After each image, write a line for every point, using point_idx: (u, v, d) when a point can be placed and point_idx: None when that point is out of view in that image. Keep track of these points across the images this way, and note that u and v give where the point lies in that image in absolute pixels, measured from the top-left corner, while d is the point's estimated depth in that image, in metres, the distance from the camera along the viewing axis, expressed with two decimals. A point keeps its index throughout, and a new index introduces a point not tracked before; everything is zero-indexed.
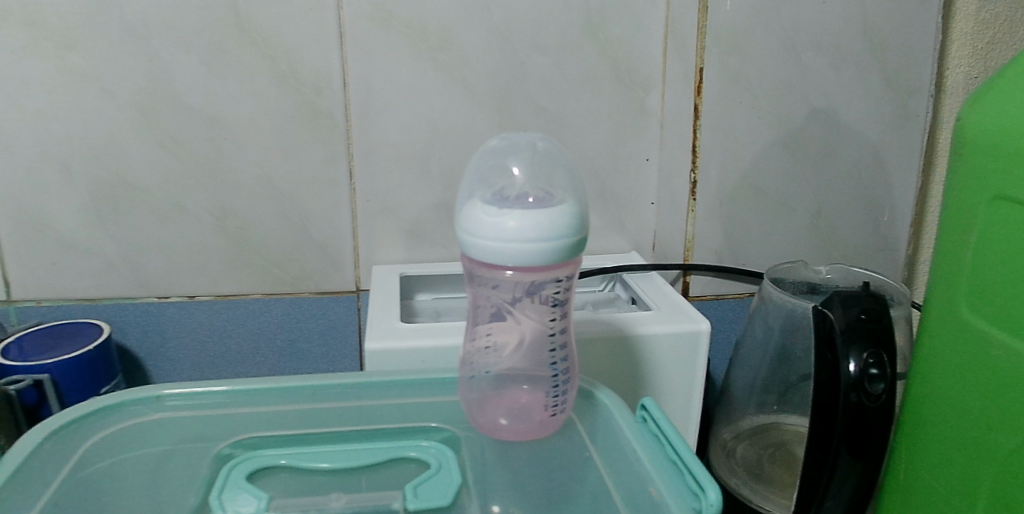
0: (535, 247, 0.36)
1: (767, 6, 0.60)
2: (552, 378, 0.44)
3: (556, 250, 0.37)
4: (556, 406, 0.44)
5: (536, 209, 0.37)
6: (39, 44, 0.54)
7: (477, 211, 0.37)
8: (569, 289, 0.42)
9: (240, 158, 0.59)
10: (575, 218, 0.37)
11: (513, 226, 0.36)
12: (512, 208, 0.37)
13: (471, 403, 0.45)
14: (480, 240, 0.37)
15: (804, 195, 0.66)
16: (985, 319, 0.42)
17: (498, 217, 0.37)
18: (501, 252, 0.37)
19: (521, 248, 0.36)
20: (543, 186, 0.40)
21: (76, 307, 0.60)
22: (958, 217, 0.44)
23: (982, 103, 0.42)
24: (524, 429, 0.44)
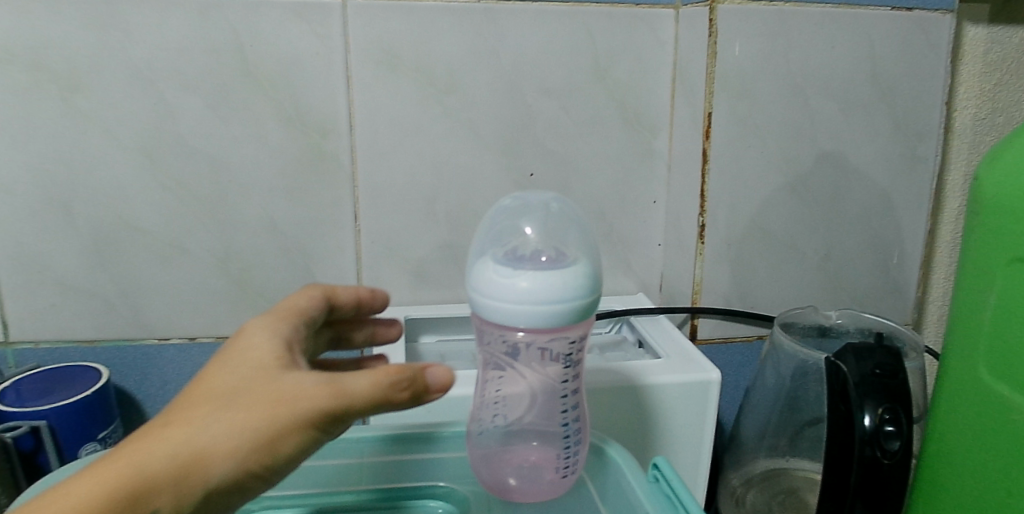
0: (549, 310, 0.35)
1: (775, 50, 0.60)
2: (564, 436, 0.43)
3: (570, 311, 0.36)
4: (567, 467, 0.43)
5: (549, 268, 0.36)
6: (44, 87, 0.53)
7: (489, 271, 0.37)
8: (581, 349, 0.42)
9: (244, 200, 0.58)
10: (589, 278, 0.37)
11: (526, 286, 0.35)
12: (524, 268, 0.36)
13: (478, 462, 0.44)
14: (493, 301, 0.36)
15: (814, 239, 0.65)
16: (1005, 382, 0.41)
17: (511, 277, 0.36)
18: (513, 314, 0.36)
19: (534, 311, 0.35)
20: (556, 245, 0.39)
21: (74, 349, 0.59)
22: (976, 275, 0.43)
23: (1000, 163, 0.42)
24: (534, 490, 0.43)
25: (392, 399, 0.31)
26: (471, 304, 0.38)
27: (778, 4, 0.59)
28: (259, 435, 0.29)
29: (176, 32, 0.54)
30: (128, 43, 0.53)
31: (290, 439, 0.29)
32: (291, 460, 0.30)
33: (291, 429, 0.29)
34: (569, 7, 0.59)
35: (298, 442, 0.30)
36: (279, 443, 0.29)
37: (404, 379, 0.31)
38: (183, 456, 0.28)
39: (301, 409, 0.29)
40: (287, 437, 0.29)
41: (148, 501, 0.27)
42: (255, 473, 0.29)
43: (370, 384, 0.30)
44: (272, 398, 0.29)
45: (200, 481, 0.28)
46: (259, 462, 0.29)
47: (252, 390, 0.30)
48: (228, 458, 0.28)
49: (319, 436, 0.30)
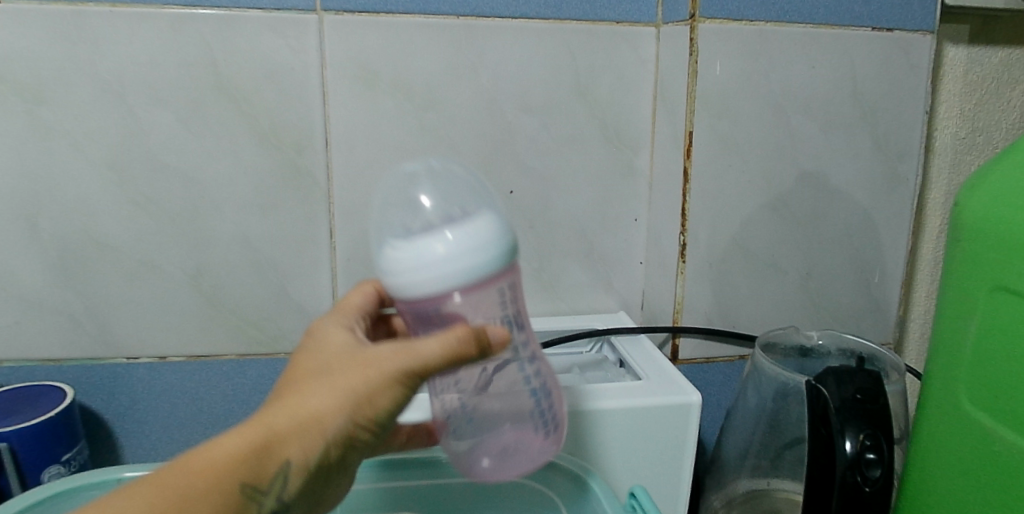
0: (471, 260, 0.35)
1: (756, 70, 0.59)
2: (532, 389, 0.41)
3: (485, 257, 0.35)
4: (547, 433, 0.42)
5: (466, 224, 0.36)
6: (10, 100, 0.52)
7: (397, 251, 0.36)
8: (517, 298, 0.39)
9: (216, 217, 0.57)
10: (493, 221, 0.36)
11: (444, 245, 0.35)
12: (438, 230, 0.36)
13: (457, 446, 0.44)
14: (418, 271, 0.35)
15: (795, 258, 0.65)
16: (989, 413, 0.41)
17: (416, 249, 0.36)
18: (438, 274, 0.35)
19: (457, 264, 0.35)
20: (468, 218, 0.39)
21: (39, 368, 0.57)
22: (957, 302, 0.43)
23: (980, 190, 0.42)
24: (520, 466, 0.42)
25: (471, 353, 0.36)
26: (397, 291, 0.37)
27: (759, 24, 0.58)
28: (361, 396, 0.36)
29: (147, 45, 0.53)
30: (98, 56, 0.52)
31: (387, 394, 0.36)
32: (393, 412, 0.37)
33: (386, 388, 0.36)
34: (549, 24, 0.59)
35: (395, 396, 0.37)
36: (379, 398, 0.36)
37: (477, 338, 0.36)
38: (302, 413, 0.35)
39: (391, 370, 0.36)
40: (385, 393, 0.36)
41: (279, 449, 0.34)
42: (366, 423, 0.36)
43: (443, 348, 0.36)
44: (367, 363, 0.36)
45: (321, 434, 0.35)
46: (366, 412, 0.36)
47: (350, 360, 0.37)
48: (343, 414, 0.35)
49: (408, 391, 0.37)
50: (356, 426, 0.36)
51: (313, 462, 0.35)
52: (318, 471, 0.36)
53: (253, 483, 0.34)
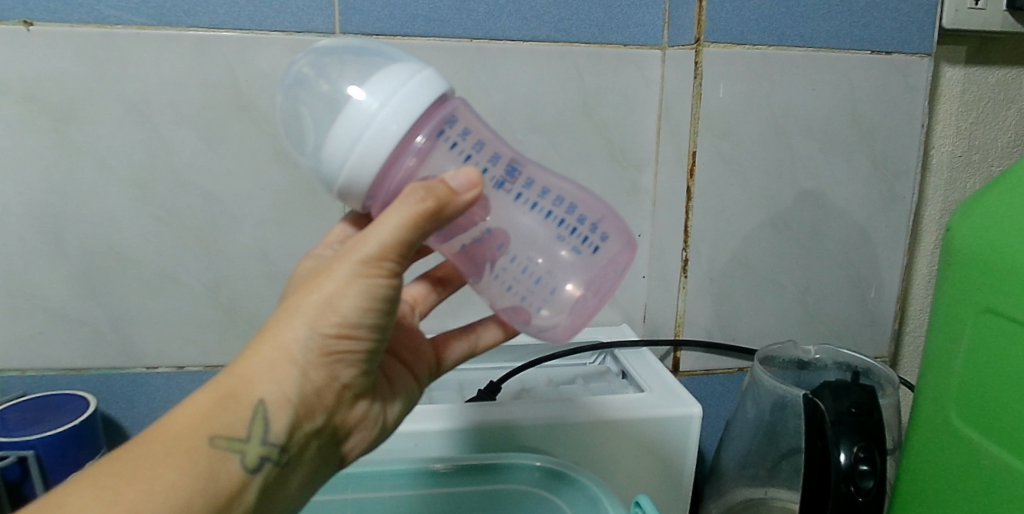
0: (403, 91, 0.36)
1: (758, 93, 0.61)
2: (552, 197, 0.40)
3: (423, 94, 0.36)
4: (596, 237, 0.41)
5: (382, 80, 0.37)
6: (39, 119, 0.54)
7: (337, 147, 0.36)
8: (475, 137, 0.40)
9: (235, 231, 0.59)
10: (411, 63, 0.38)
11: (366, 95, 0.36)
12: (349, 95, 0.37)
13: (557, 328, 0.41)
14: (361, 142, 0.36)
15: (794, 274, 0.67)
16: (976, 429, 0.43)
17: (357, 137, 0.36)
18: (387, 132, 0.35)
19: (397, 106, 0.36)
20: (360, 65, 0.39)
21: (62, 377, 0.59)
22: (947, 322, 0.45)
23: (971, 215, 0.44)
24: (591, 277, 0.41)
25: (423, 215, 0.35)
26: (351, 187, 0.36)
27: (762, 48, 0.60)
28: (318, 305, 0.36)
29: (171, 66, 0.55)
30: (124, 78, 0.54)
31: (347, 297, 0.36)
32: (362, 314, 0.36)
33: (341, 289, 0.36)
34: (559, 47, 0.61)
35: (357, 298, 0.36)
36: (338, 305, 0.36)
37: (428, 202, 0.35)
38: (267, 343, 0.36)
39: (344, 274, 0.36)
40: (344, 297, 0.36)
41: (251, 383, 0.36)
42: (335, 333, 0.36)
43: (392, 225, 0.35)
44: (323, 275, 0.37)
45: (293, 352, 0.36)
46: (331, 316, 0.36)
47: (306, 283, 0.37)
48: (305, 330, 0.36)
49: (377, 281, 0.36)
50: (324, 336, 0.36)
51: (294, 383, 0.37)
52: (308, 391, 0.37)
53: (234, 422, 0.36)
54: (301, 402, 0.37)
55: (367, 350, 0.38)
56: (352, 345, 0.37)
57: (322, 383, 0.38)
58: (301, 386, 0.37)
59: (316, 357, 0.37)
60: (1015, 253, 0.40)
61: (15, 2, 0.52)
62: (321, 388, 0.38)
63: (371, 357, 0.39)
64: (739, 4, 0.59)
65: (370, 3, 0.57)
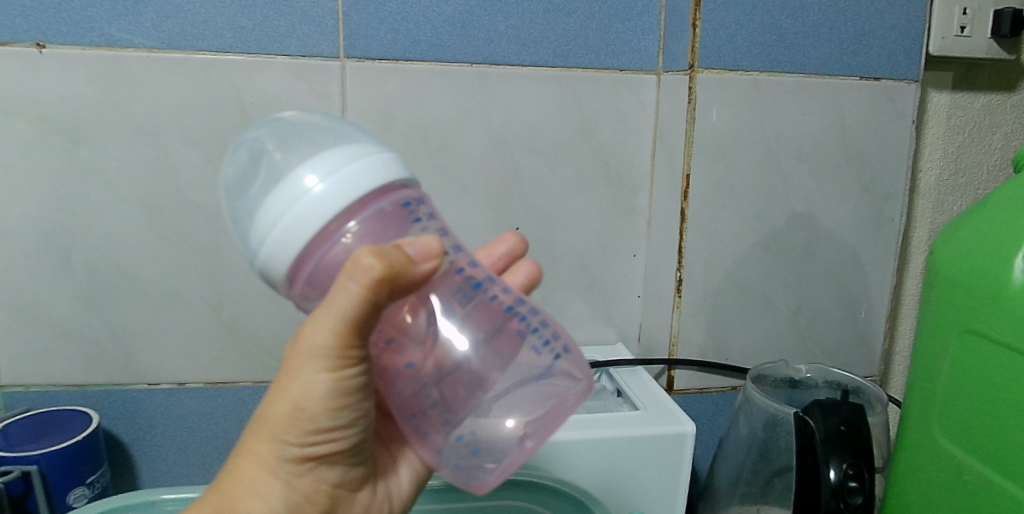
0: (341, 170, 0.34)
1: (750, 117, 0.63)
2: (512, 293, 0.40)
3: (355, 180, 0.34)
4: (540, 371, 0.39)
5: (318, 162, 0.34)
6: (49, 139, 0.55)
7: (263, 229, 0.34)
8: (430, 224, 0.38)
9: (238, 249, 0.60)
10: (352, 146, 0.35)
11: (304, 172, 0.34)
12: (290, 169, 0.35)
13: (482, 459, 0.39)
14: (281, 221, 0.34)
15: (786, 294, 0.68)
16: (959, 445, 0.47)
17: (279, 219, 0.34)
18: (311, 218, 0.33)
19: (327, 192, 0.33)
20: (302, 144, 0.37)
21: (64, 393, 0.60)
22: (931, 342, 0.49)
23: (951, 241, 0.48)
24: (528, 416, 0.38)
25: (372, 291, 0.34)
26: (269, 267, 0.35)
27: (754, 74, 0.62)
28: (286, 416, 0.38)
29: (179, 88, 0.56)
30: (133, 99, 0.56)
31: (311, 395, 0.37)
32: (332, 410, 0.38)
33: (305, 389, 0.37)
34: (556, 71, 0.63)
35: (322, 395, 0.37)
36: (305, 408, 0.38)
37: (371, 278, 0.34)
38: (245, 462, 0.39)
39: (305, 376, 0.37)
40: (308, 397, 0.37)
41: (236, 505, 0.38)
42: (305, 437, 0.38)
43: (336, 314, 0.35)
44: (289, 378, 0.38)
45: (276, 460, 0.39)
46: (301, 418, 0.38)
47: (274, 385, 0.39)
48: (278, 441, 0.38)
49: (343, 372, 0.37)
50: (297, 441, 0.38)
51: (282, 497, 0.39)
52: (296, 498, 0.39)
53: None
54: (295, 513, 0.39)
55: (348, 439, 0.40)
56: (329, 440, 0.39)
57: (312, 486, 0.40)
58: (288, 496, 0.39)
59: (296, 461, 0.39)
60: (995, 281, 0.44)
61: (29, 25, 0.53)
62: (312, 492, 0.40)
63: (355, 446, 0.41)
64: (732, 31, 0.61)
65: (373, 28, 0.58)
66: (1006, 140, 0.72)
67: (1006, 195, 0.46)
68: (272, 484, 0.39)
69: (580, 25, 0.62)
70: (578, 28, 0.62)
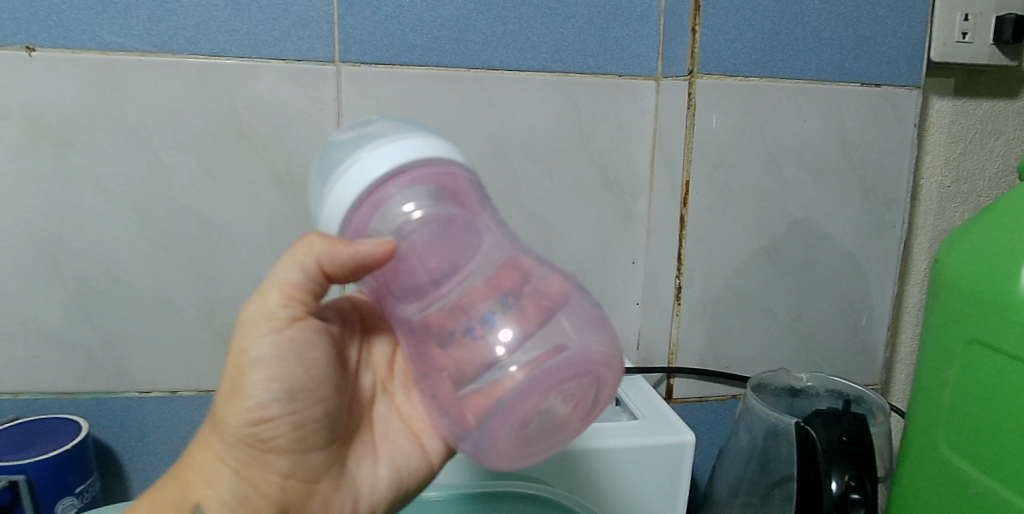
0: (398, 150, 0.36)
1: (749, 123, 0.62)
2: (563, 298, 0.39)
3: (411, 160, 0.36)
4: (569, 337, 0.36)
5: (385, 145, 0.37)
6: (39, 143, 0.54)
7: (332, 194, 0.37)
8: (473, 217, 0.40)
9: (232, 256, 0.59)
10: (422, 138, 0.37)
11: (369, 148, 0.37)
12: (360, 143, 0.38)
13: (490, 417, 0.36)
14: (338, 186, 0.36)
15: (786, 302, 0.67)
16: (964, 457, 0.46)
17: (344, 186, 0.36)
18: (357, 183, 0.36)
19: (379, 162, 0.36)
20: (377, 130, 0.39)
21: (53, 401, 0.59)
22: (935, 353, 0.48)
23: (955, 250, 0.47)
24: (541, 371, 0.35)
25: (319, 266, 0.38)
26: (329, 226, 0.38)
27: (754, 79, 0.61)
28: (229, 390, 0.40)
29: (171, 92, 0.55)
30: (125, 104, 0.55)
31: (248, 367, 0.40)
32: (263, 382, 0.39)
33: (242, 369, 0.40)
34: (554, 77, 0.62)
35: (257, 366, 0.39)
36: (241, 388, 0.40)
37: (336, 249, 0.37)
38: (201, 444, 0.42)
39: (242, 348, 0.40)
40: (246, 377, 0.39)
41: (188, 492, 0.41)
42: (240, 419, 0.40)
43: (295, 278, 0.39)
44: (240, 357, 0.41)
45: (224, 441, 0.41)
46: (239, 393, 0.40)
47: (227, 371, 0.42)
48: (217, 424, 0.40)
49: (280, 337, 0.39)
50: (234, 421, 0.40)
51: (229, 484, 0.41)
52: (244, 483, 0.41)
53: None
54: (241, 500, 0.41)
55: (290, 421, 0.40)
56: (268, 422, 0.40)
57: (258, 473, 0.41)
58: (237, 482, 0.41)
59: (238, 446, 0.40)
60: (1000, 291, 0.43)
61: (19, 28, 0.53)
62: (259, 480, 0.41)
63: (302, 432, 0.41)
64: (731, 37, 0.60)
65: (369, 32, 0.58)
66: (1008, 147, 0.71)
67: (1012, 203, 0.45)
68: (221, 470, 0.41)
69: (578, 30, 0.62)
70: (576, 32, 0.62)
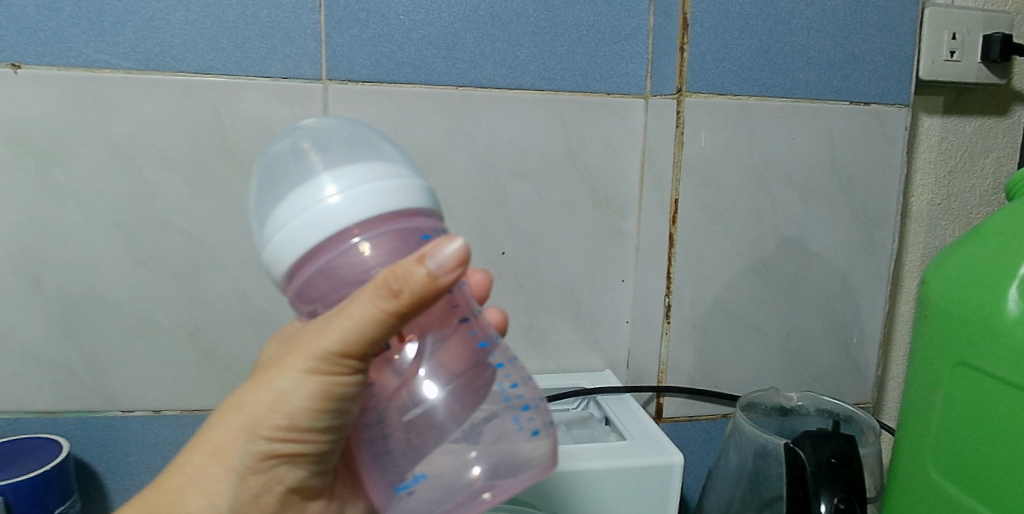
0: (356, 190, 0.34)
1: (739, 142, 0.62)
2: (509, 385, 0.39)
3: (371, 196, 0.34)
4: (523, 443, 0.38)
5: (344, 176, 0.35)
6: (23, 161, 0.54)
7: (282, 228, 0.34)
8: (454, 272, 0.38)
9: (218, 275, 0.58)
10: (381, 169, 0.35)
11: (328, 179, 0.34)
12: (315, 174, 0.35)
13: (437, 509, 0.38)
14: (289, 226, 0.34)
15: (776, 320, 0.66)
16: (953, 482, 0.45)
17: (298, 223, 0.34)
18: (315, 227, 0.34)
19: (343, 205, 0.34)
20: (320, 154, 0.37)
21: (35, 420, 0.58)
22: (923, 375, 0.48)
23: (941, 272, 0.47)
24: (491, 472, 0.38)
25: (387, 311, 0.34)
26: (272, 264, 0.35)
27: (742, 98, 0.61)
28: (267, 403, 0.38)
29: (156, 109, 0.55)
30: (109, 121, 0.55)
31: (295, 395, 0.38)
32: (311, 414, 0.38)
33: (290, 390, 0.38)
34: (543, 95, 0.62)
35: (306, 398, 0.38)
36: (285, 410, 0.38)
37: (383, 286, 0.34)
38: (209, 445, 0.40)
39: (294, 375, 0.38)
40: (291, 400, 0.38)
41: (175, 500, 0.40)
42: (275, 435, 0.39)
43: (349, 324, 0.35)
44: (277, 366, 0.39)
45: (238, 448, 0.39)
46: (278, 413, 0.38)
47: (259, 376, 0.39)
48: (248, 433, 0.39)
49: (328, 378, 0.37)
50: (266, 439, 0.39)
51: (230, 491, 0.40)
52: (244, 495, 0.40)
53: None
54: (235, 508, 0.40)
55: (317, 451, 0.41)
56: (298, 447, 0.40)
57: (262, 486, 0.41)
58: (236, 491, 0.40)
59: (255, 458, 0.39)
60: (988, 314, 0.43)
61: (3, 45, 0.52)
62: (259, 491, 0.41)
63: (318, 460, 0.42)
64: (720, 56, 0.60)
65: (356, 49, 0.58)
66: (999, 164, 0.71)
67: (999, 224, 0.45)
68: (225, 475, 0.40)
69: (567, 48, 0.62)
70: (565, 51, 0.62)
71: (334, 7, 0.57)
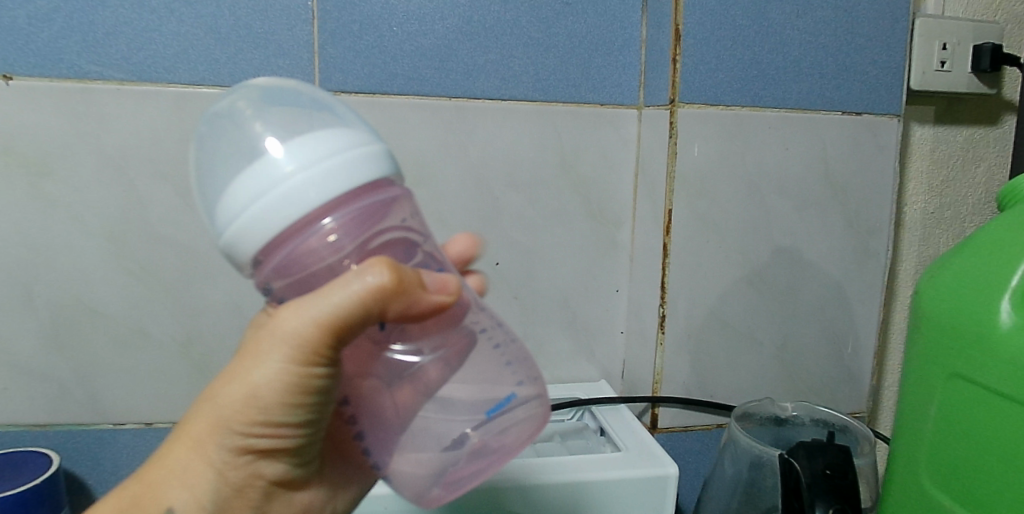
0: (318, 160, 0.33)
1: (732, 152, 0.62)
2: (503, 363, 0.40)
3: (336, 165, 0.33)
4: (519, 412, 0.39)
5: (302, 147, 0.34)
6: (13, 173, 0.54)
7: (241, 205, 0.33)
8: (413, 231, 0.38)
9: (211, 287, 0.58)
10: (340, 136, 0.34)
11: (284, 151, 0.33)
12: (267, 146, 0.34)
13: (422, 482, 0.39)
14: (250, 203, 0.33)
15: (771, 330, 0.66)
16: (948, 494, 0.45)
17: (259, 197, 0.33)
18: (277, 200, 0.33)
19: (306, 177, 0.33)
20: (268, 124, 0.36)
21: (24, 433, 0.58)
22: (917, 387, 0.48)
23: (934, 283, 0.47)
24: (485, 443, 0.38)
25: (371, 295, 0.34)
26: (236, 247, 0.34)
27: (735, 108, 0.61)
28: (241, 395, 0.37)
29: (148, 120, 0.55)
30: (101, 132, 0.54)
31: (267, 385, 0.37)
32: (287, 403, 0.37)
33: (264, 381, 0.37)
34: (537, 106, 0.62)
35: (280, 387, 0.37)
36: (260, 402, 0.37)
37: (384, 282, 0.34)
38: (187, 440, 0.39)
39: (267, 364, 0.37)
40: (266, 393, 0.37)
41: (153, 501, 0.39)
42: (252, 428, 0.38)
43: (325, 307, 0.35)
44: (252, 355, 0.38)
45: (217, 440, 0.38)
46: (255, 405, 0.37)
47: (235, 368, 0.38)
48: (222, 425, 0.38)
49: (301, 365, 0.36)
50: (242, 432, 0.38)
51: (211, 484, 0.39)
52: (225, 488, 0.39)
53: None
54: (215, 503, 0.39)
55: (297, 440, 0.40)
56: (277, 438, 0.39)
57: (244, 479, 0.40)
58: (218, 484, 0.39)
59: (233, 452, 0.38)
60: (981, 325, 0.43)
61: None
62: (242, 484, 0.40)
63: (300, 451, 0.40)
64: (712, 67, 0.60)
65: (350, 61, 0.58)
66: (991, 173, 0.72)
67: (992, 236, 0.45)
68: (205, 469, 0.39)
69: (560, 59, 0.62)
70: (558, 62, 0.62)
71: (327, 19, 0.57)
